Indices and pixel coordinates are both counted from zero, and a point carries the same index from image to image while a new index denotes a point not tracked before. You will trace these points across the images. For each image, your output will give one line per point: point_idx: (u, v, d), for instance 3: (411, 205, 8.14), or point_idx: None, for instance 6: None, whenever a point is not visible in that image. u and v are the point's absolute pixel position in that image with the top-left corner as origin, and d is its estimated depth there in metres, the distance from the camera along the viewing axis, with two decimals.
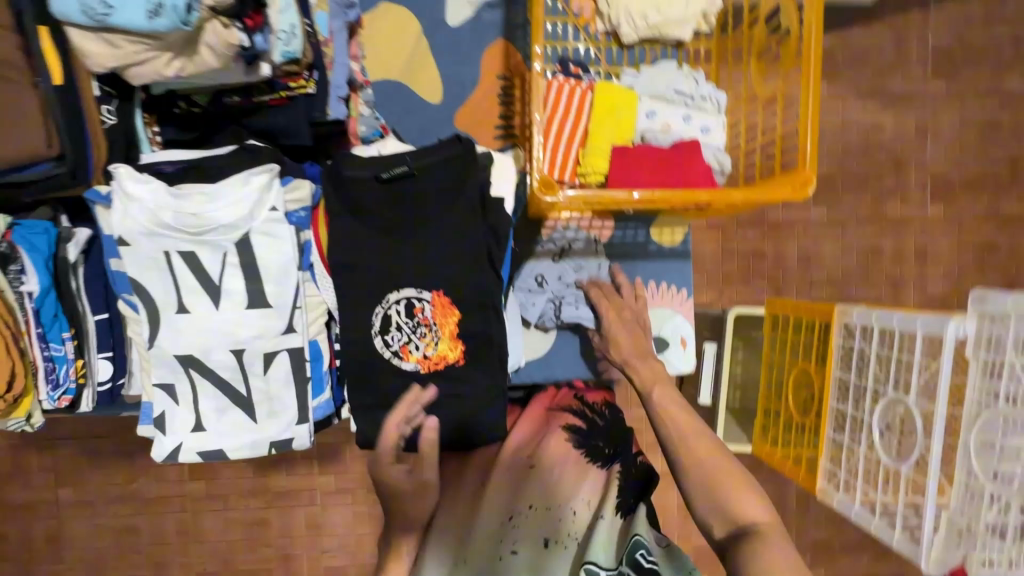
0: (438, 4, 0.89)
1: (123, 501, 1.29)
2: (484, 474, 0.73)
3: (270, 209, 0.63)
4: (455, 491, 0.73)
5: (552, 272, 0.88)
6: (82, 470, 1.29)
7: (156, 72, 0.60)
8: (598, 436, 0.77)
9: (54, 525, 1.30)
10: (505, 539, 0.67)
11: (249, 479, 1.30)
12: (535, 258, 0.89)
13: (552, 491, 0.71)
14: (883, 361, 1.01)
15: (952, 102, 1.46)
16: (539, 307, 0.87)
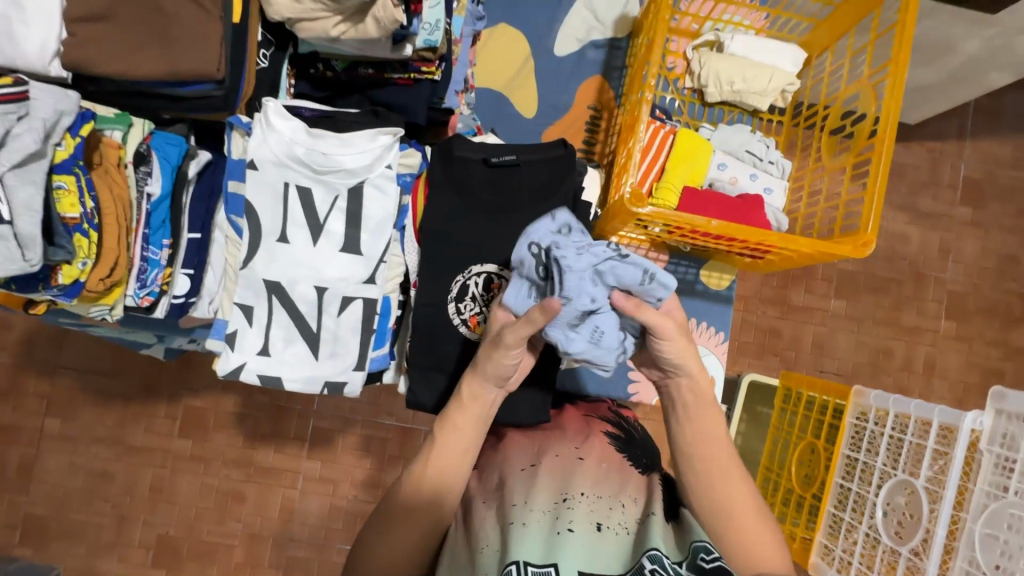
0: (549, 34, 1.00)
1: (108, 444, 1.28)
2: (533, 457, 0.70)
3: (386, 166, 0.71)
4: (504, 463, 0.70)
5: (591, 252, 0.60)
6: (77, 403, 1.29)
7: (322, 30, 0.68)
8: (636, 446, 0.74)
9: (32, 454, 1.28)
10: (560, 516, 0.61)
11: (239, 447, 1.28)
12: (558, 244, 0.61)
13: (600, 482, 0.67)
14: (894, 445, 1.05)
15: (977, 228, 1.56)
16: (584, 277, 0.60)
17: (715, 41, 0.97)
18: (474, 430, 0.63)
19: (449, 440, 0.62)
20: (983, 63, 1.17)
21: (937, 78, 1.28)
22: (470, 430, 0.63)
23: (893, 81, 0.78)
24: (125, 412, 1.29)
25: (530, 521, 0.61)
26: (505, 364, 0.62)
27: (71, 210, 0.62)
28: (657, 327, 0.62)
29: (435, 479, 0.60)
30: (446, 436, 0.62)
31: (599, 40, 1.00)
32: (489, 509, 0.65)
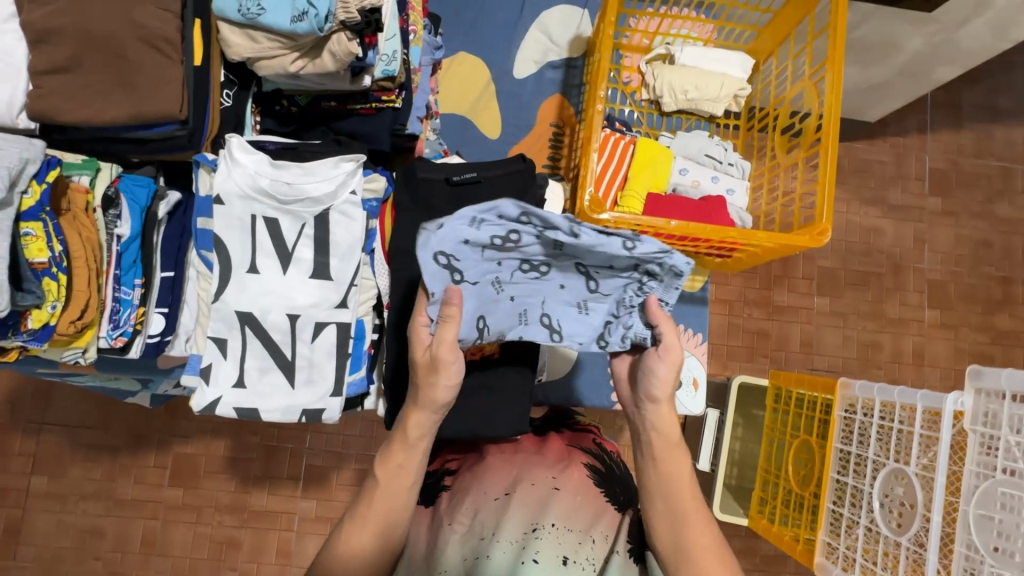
0: (509, 58, 1.04)
1: (96, 499, 1.25)
2: (508, 484, 0.70)
3: (351, 192, 0.72)
4: (477, 489, 0.70)
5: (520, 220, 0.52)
6: (63, 460, 1.26)
7: (282, 67, 0.70)
8: (617, 485, 0.74)
9: (17, 517, 1.25)
10: (528, 547, 0.62)
11: (230, 492, 1.26)
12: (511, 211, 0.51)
13: (572, 514, 0.67)
14: (885, 435, 1.05)
15: (947, 216, 1.60)
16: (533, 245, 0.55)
17: (666, 54, 1.01)
18: (407, 492, 0.60)
19: (382, 509, 0.59)
20: (928, 58, 1.23)
21: (887, 75, 1.34)
22: (402, 492, 0.59)
23: (832, 76, 0.82)
24: (113, 464, 1.26)
25: (494, 554, 0.62)
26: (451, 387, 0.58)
27: (39, 254, 0.63)
28: (663, 340, 0.58)
29: (370, 558, 0.58)
30: (376, 507, 0.59)
31: (556, 61, 1.04)
32: (455, 534, 0.66)
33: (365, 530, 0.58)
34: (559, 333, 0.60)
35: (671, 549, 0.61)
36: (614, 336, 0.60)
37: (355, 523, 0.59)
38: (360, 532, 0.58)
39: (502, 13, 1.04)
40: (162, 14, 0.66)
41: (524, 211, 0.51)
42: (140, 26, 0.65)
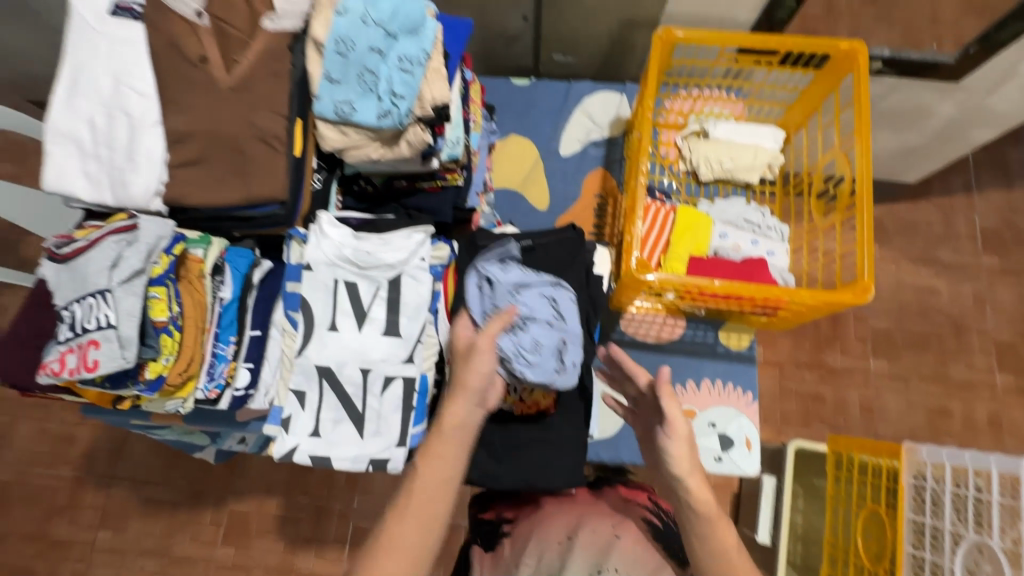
0: (555, 137, 1.15)
1: (154, 554, 1.31)
2: (570, 529, 0.75)
3: (420, 259, 0.81)
4: (542, 536, 0.75)
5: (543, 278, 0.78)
6: (127, 514, 1.34)
7: (365, 154, 0.82)
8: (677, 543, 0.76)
9: (80, 569, 1.32)
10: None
11: (278, 553, 1.29)
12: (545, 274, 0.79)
13: (636, 564, 0.72)
14: (959, 504, 0.99)
15: (1007, 275, 1.74)
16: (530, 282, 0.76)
17: (700, 129, 1.09)
18: (441, 489, 0.61)
19: (422, 514, 0.60)
20: (963, 121, 1.38)
21: (924, 139, 1.49)
22: (441, 491, 0.61)
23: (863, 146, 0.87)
24: (172, 520, 1.33)
25: None
26: (480, 371, 0.66)
27: (160, 314, 0.73)
28: (669, 420, 0.70)
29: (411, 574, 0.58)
30: (416, 514, 0.60)
31: (598, 139, 1.15)
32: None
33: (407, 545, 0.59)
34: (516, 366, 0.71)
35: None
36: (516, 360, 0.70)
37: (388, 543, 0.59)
38: (396, 547, 0.59)
39: (549, 100, 1.17)
40: (275, 117, 0.79)
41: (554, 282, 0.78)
42: (257, 128, 0.79)
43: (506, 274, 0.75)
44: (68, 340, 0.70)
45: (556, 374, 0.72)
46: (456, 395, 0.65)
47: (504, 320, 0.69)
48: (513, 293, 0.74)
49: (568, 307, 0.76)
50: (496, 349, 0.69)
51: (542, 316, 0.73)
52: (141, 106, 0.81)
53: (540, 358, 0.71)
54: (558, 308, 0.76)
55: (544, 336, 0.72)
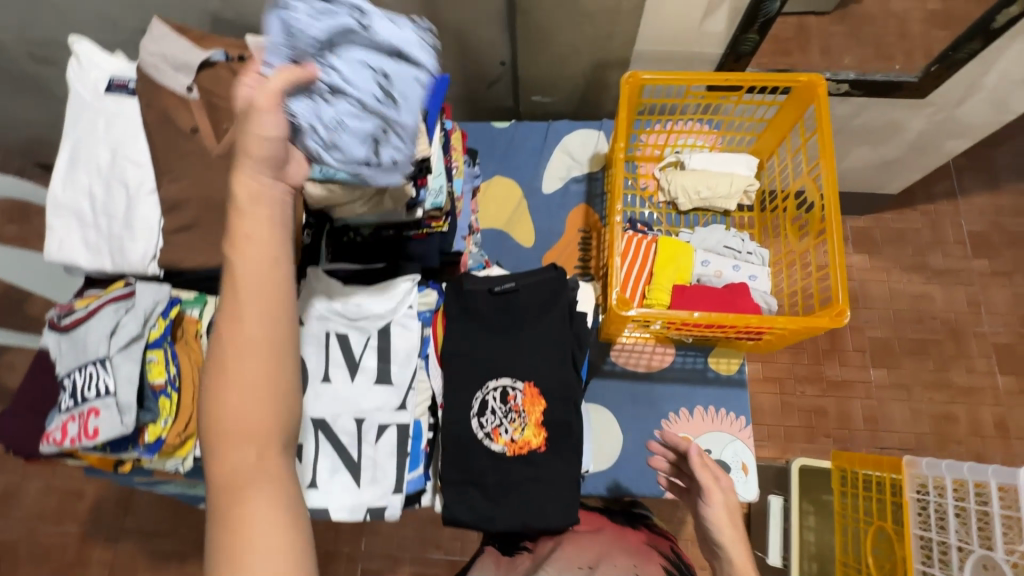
0: (537, 176, 1.19)
1: None
2: (592, 561, 0.83)
3: (408, 306, 0.83)
4: (565, 561, 0.83)
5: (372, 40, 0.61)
6: (136, 569, 1.34)
7: (352, 210, 0.86)
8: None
9: None
10: None
11: None
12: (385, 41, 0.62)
13: None
14: (964, 517, 0.99)
15: (1000, 277, 1.76)
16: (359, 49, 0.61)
17: (677, 161, 1.13)
18: (270, 277, 0.51)
19: (259, 316, 0.50)
20: (935, 134, 1.42)
21: (900, 152, 1.52)
22: (272, 278, 0.51)
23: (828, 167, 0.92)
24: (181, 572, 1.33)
25: None
26: (265, 137, 0.54)
27: (158, 376, 0.76)
28: (705, 486, 0.76)
29: (276, 375, 0.50)
30: (248, 313, 0.50)
31: (579, 175, 1.19)
32: None
33: (258, 351, 0.50)
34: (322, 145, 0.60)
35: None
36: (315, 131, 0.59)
37: (238, 360, 0.49)
38: (244, 357, 0.50)
39: (530, 139, 1.20)
40: None
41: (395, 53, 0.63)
42: None
43: (316, 21, 0.59)
44: (71, 408, 0.72)
45: (366, 162, 0.64)
46: (241, 167, 0.53)
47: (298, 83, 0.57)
48: (324, 53, 0.59)
49: (406, 92, 0.64)
50: (284, 107, 0.56)
51: (360, 92, 0.60)
52: (138, 175, 0.85)
53: (344, 139, 0.61)
54: (387, 87, 0.62)
55: (352, 118, 0.60)
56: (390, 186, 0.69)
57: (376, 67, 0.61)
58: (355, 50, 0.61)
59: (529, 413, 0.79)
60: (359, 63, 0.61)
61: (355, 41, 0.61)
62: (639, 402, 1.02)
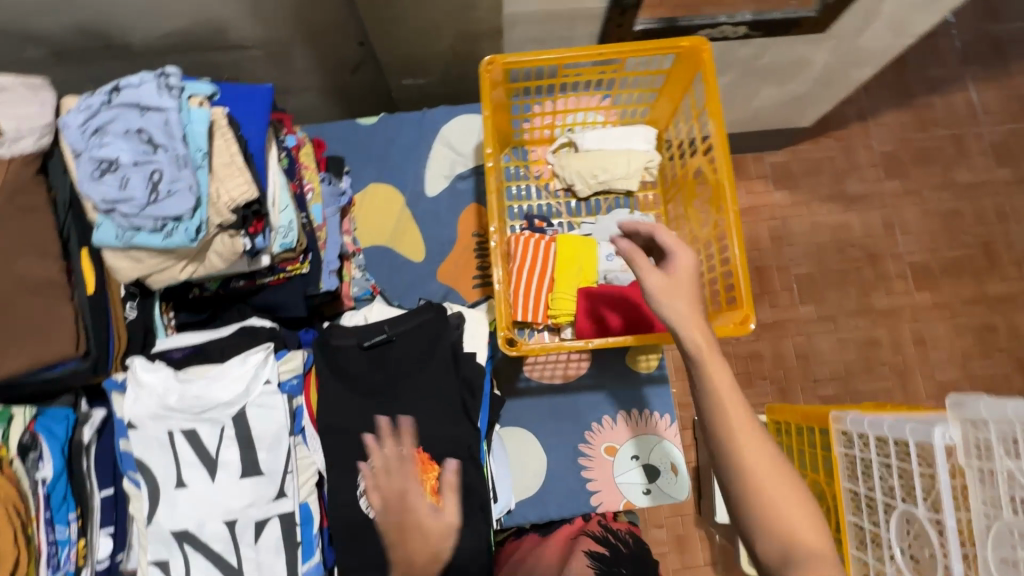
0: (417, 177, 1.04)
1: None
2: None
3: (265, 381, 0.70)
4: None
5: (123, 105, 0.65)
6: None
7: (172, 276, 0.71)
8: (623, 562, 0.82)
9: None
10: None
11: None
12: (132, 101, 0.65)
13: None
14: (888, 471, 0.99)
15: (912, 195, 1.77)
16: (117, 120, 0.65)
17: (570, 141, 1.02)
18: None
19: None
20: (840, 65, 1.35)
21: (809, 86, 1.45)
22: None
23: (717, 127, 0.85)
24: None
25: None
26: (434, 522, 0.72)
27: None
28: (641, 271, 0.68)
29: None
30: None
31: (465, 170, 1.05)
32: None
33: None
34: (129, 221, 0.64)
35: (735, 473, 0.60)
36: (116, 206, 0.64)
37: None
38: None
39: (404, 136, 1.04)
40: (42, 261, 0.65)
41: (140, 105, 0.65)
42: (19, 278, 0.64)
43: (87, 121, 0.65)
44: None
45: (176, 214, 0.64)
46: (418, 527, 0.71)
47: (168, 165, 0.64)
48: (95, 141, 0.65)
49: (169, 126, 0.65)
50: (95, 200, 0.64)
51: (129, 154, 0.64)
52: None
53: (137, 193, 0.63)
54: (151, 138, 0.64)
55: (135, 178, 0.63)
56: (203, 219, 0.65)
57: (132, 126, 0.64)
58: (114, 122, 0.65)
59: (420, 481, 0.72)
60: (121, 130, 0.64)
61: (109, 115, 0.65)
62: (560, 417, 0.95)
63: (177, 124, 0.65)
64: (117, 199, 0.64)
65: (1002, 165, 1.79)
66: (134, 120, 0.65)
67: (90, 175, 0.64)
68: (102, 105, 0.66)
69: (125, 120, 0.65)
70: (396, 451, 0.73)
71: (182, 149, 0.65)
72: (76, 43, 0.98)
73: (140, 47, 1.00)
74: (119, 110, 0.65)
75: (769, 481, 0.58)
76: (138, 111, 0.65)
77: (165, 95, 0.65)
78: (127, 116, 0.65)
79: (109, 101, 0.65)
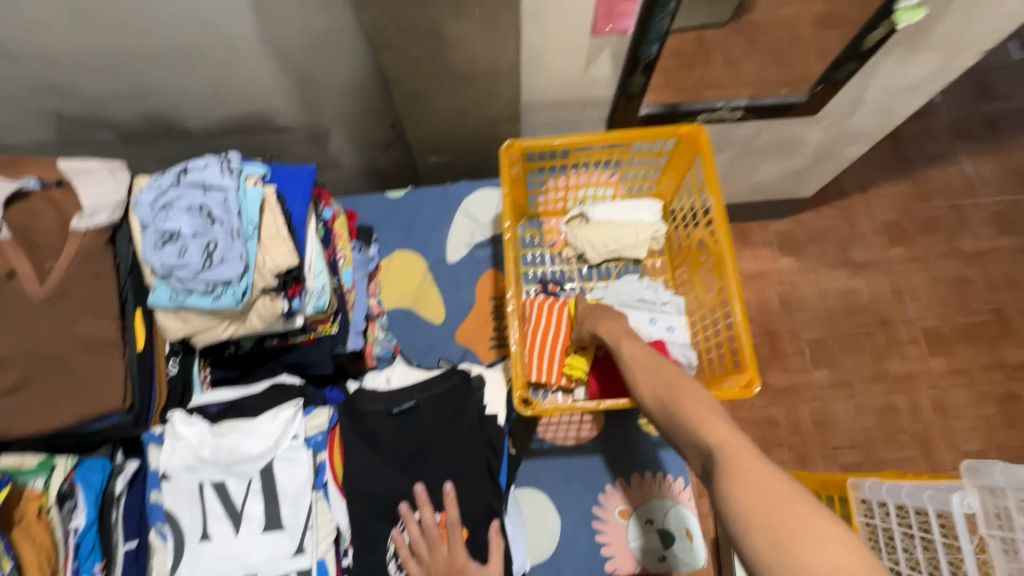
0: (440, 246, 1.12)
1: None
2: None
3: (293, 437, 0.74)
4: None
5: (188, 184, 0.74)
6: None
7: (214, 334, 0.76)
8: None
9: None
10: None
11: None
12: (197, 180, 0.74)
13: None
14: (911, 543, 0.96)
15: (917, 262, 1.82)
16: (181, 196, 0.73)
17: (581, 213, 1.08)
18: None
19: None
20: (834, 143, 1.45)
21: (806, 162, 1.55)
22: None
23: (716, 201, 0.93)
24: None
25: None
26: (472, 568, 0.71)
27: None
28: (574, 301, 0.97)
29: None
30: None
31: (484, 240, 1.12)
32: None
33: None
34: (183, 284, 0.71)
35: (664, 412, 0.68)
36: (173, 272, 0.71)
37: None
38: None
39: (428, 207, 1.14)
40: (102, 321, 0.71)
41: (204, 184, 0.74)
42: (80, 337, 0.70)
43: (156, 198, 0.74)
44: None
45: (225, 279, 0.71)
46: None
47: (223, 236, 0.71)
48: (160, 215, 0.73)
49: (226, 202, 0.73)
50: (155, 265, 0.71)
51: (189, 225, 0.71)
52: None
53: (192, 260, 0.71)
54: (209, 212, 0.72)
55: (192, 247, 0.71)
56: (249, 284, 0.72)
57: (193, 201, 0.73)
58: (178, 198, 0.73)
59: (447, 543, 0.73)
60: (183, 205, 0.73)
61: (175, 193, 0.73)
62: (574, 480, 0.96)
63: (234, 201, 0.74)
64: (174, 265, 0.71)
65: (1005, 234, 1.84)
66: (197, 197, 0.73)
67: (153, 244, 0.72)
68: (170, 184, 0.75)
69: (188, 196, 0.73)
70: (429, 513, 0.73)
71: (237, 223, 0.73)
72: (144, 127, 1.11)
73: (197, 129, 1.13)
74: (184, 188, 0.73)
75: (683, 406, 0.65)
76: (202, 190, 0.74)
77: (227, 176, 0.75)
78: (190, 192, 0.73)
79: (177, 181, 0.75)
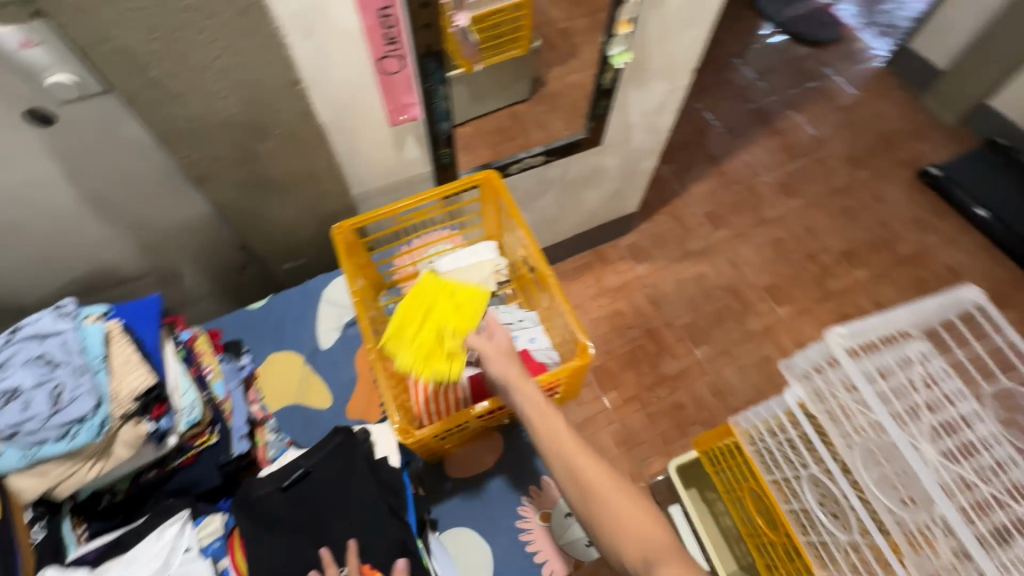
0: (310, 336, 1.18)
1: None
2: None
3: (185, 550, 0.75)
4: None
5: (24, 339, 0.77)
6: None
7: (79, 479, 0.75)
8: None
9: None
10: None
11: None
12: (35, 333, 0.78)
13: None
14: (783, 451, 1.14)
15: (739, 237, 2.18)
16: (17, 353, 0.76)
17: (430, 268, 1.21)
18: None
19: None
20: (628, 163, 1.77)
21: (617, 183, 1.85)
22: None
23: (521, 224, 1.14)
24: None
25: None
26: None
27: None
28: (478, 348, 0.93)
29: None
30: None
31: (351, 317, 1.20)
32: None
33: None
34: (32, 435, 0.71)
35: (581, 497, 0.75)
36: (19, 428, 0.71)
37: None
38: None
39: (292, 308, 1.20)
40: None
41: (41, 335, 0.77)
42: None
43: None
44: None
45: (78, 418, 0.72)
46: None
47: (67, 375, 0.73)
48: None
49: (66, 344, 0.76)
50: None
51: (29, 377, 0.73)
52: None
53: (38, 409, 0.71)
54: (50, 358, 0.75)
55: (37, 397, 0.72)
56: (106, 415, 0.74)
57: (32, 354, 0.75)
58: (14, 355, 0.75)
59: None
60: (20, 359, 0.75)
61: (11, 352, 0.76)
62: (491, 502, 1.01)
63: (74, 340, 0.77)
64: (18, 420, 0.71)
65: (791, 196, 2.26)
66: (34, 349, 0.76)
67: None
68: (3, 346, 0.77)
69: (25, 351, 0.76)
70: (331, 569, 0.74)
71: (82, 362, 0.75)
72: None
73: (36, 304, 1.14)
74: (21, 344, 0.76)
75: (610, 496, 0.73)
76: (40, 340, 0.77)
77: (62, 321, 0.79)
78: (28, 347, 0.76)
79: (11, 341, 0.77)
